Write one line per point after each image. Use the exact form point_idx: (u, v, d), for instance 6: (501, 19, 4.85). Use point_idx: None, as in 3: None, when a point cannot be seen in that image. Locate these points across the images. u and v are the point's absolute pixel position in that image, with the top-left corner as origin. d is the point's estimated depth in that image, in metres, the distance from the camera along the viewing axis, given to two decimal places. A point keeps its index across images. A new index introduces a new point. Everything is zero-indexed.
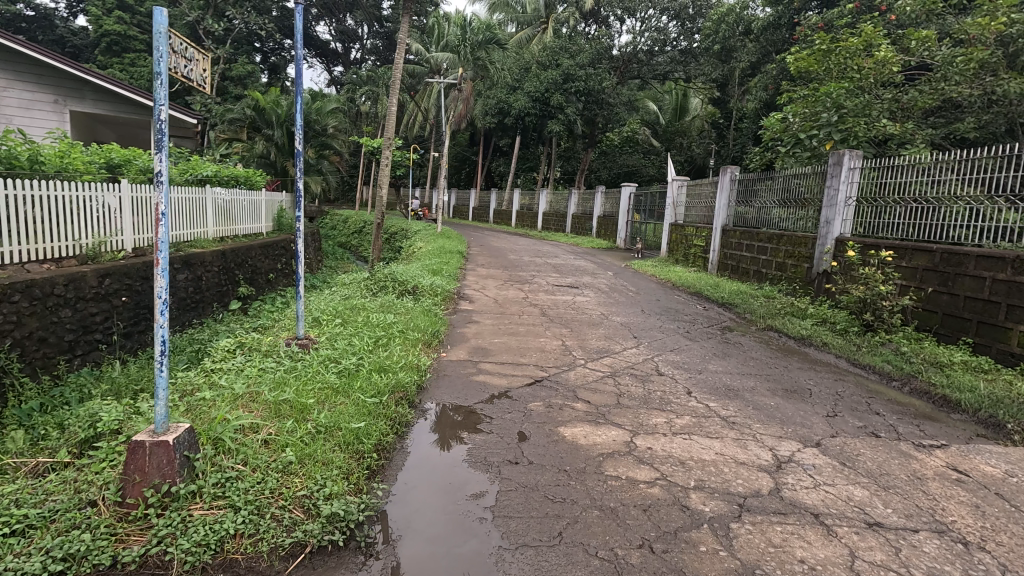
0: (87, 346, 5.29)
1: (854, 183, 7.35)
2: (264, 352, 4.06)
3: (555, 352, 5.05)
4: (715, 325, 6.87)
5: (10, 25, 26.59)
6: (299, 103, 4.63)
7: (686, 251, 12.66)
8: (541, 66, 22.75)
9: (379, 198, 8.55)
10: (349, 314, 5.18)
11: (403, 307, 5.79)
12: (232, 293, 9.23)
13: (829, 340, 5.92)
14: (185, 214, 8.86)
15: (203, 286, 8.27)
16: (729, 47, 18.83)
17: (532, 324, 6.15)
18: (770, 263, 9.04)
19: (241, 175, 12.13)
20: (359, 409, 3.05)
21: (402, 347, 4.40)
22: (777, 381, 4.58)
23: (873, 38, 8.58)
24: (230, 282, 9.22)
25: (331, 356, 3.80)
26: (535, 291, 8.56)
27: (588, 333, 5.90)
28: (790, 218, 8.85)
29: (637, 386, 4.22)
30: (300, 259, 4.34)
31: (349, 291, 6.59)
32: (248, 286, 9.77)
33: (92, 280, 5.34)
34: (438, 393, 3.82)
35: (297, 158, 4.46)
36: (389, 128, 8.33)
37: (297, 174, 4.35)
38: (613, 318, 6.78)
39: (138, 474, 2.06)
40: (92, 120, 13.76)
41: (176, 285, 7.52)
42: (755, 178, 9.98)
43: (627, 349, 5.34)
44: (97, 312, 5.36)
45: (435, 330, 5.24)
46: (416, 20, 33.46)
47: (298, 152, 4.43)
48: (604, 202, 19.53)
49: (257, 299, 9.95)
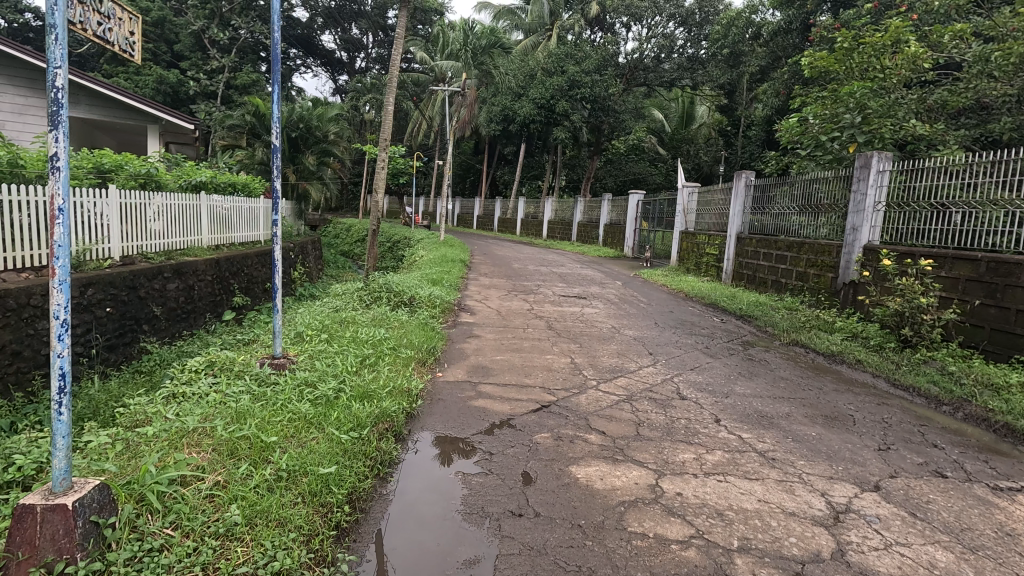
0: None
1: (882, 187, 6.84)
2: (235, 374, 3.57)
3: (563, 372, 4.55)
4: (736, 340, 6.36)
5: (18, 35, 26.62)
6: (278, 92, 4.10)
7: (697, 260, 12.16)
8: (546, 74, 22.39)
9: (377, 204, 8.07)
10: (336, 329, 4.70)
11: (398, 320, 5.30)
12: (226, 303, 8.79)
13: (863, 358, 5.41)
14: (178, 220, 8.44)
15: (195, 296, 7.82)
16: (738, 52, 18.46)
17: (537, 340, 5.65)
18: (791, 272, 8.53)
19: (238, 181, 11.73)
20: (333, 447, 2.56)
21: (392, 368, 3.92)
22: (814, 406, 4.06)
23: (899, 34, 8.09)
24: (224, 291, 8.77)
25: (307, 380, 3.32)
26: (541, 302, 8.09)
27: (599, 349, 5.40)
28: (811, 225, 8.34)
29: (657, 414, 3.70)
30: (279, 269, 3.84)
31: (342, 302, 6.13)
32: (243, 296, 9.32)
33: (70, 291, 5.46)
34: (429, 422, 3.33)
35: (279, 152, 3.82)
36: (388, 130, 7.86)
37: (278, 167, 3.75)
38: (626, 332, 6.28)
39: (25, 550, 1.60)
40: (90, 125, 13.55)
41: (164, 294, 7.08)
42: (772, 184, 9.47)
43: (643, 368, 4.83)
44: None
45: (430, 345, 4.76)
46: (419, 28, 33.25)
47: (278, 146, 3.79)
48: (611, 210, 19.07)
49: (253, 309, 9.51)
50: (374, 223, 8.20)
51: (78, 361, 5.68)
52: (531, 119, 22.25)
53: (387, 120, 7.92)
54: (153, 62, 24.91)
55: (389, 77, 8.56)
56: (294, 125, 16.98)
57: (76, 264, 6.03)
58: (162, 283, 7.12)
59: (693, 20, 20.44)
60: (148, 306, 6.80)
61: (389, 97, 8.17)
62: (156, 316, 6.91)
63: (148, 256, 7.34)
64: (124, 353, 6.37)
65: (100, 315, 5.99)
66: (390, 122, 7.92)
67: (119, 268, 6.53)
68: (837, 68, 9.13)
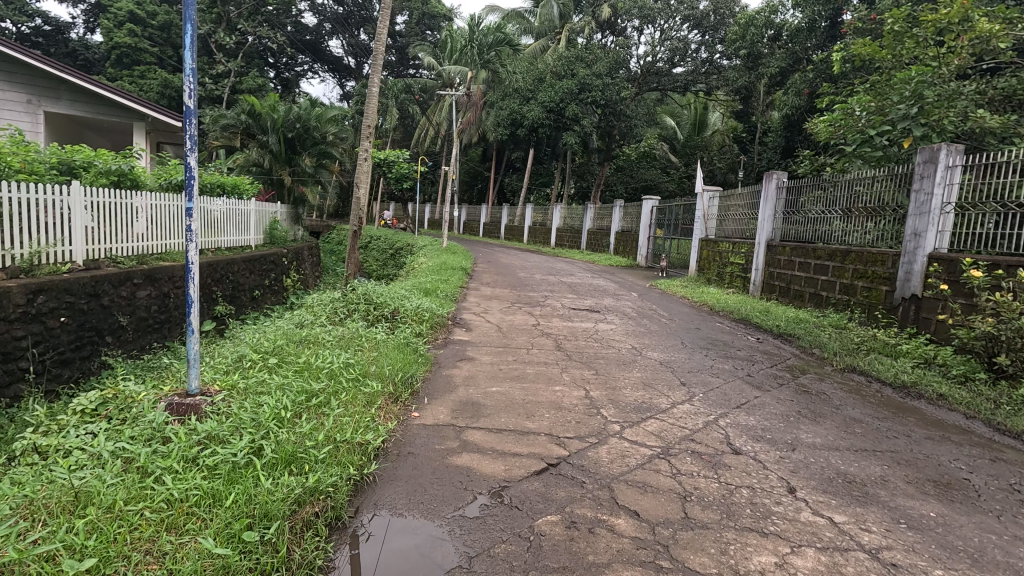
0: (8, 377, 4.64)
1: (952, 185, 5.79)
2: (124, 422, 2.62)
3: (578, 412, 3.52)
4: (781, 366, 5.35)
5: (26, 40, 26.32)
6: (190, 28, 3.09)
7: (720, 270, 11.11)
8: (556, 77, 21.41)
9: (359, 201, 7.07)
10: (289, 352, 3.73)
11: (372, 340, 4.33)
12: (207, 312, 7.87)
13: (947, 392, 4.37)
14: (159, 221, 7.53)
15: (171, 304, 6.91)
16: (756, 54, 17.32)
17: (543, 364, 4.66)
18: (833, 284, 7.47)
19: (227, 182, 10.90)
20: (205, 568, 1.58)
21: (351, 408, 2.95)
22: (914, 466, 3.03)
23: (963, 12, 7.06)
24: (207, 300, 7.87)
25: (215, 431, 2.35)
26: (548, 316, 7.11)
27: (620, 378, 4.37)
28: (859, 232, 7.31)
29: (708, 480, 2.67)
30: (193, 275, 2.82)
31: (312, 316, 5.16)
32: (228, 304, 8.40)
33: (18, 297, 4.68)
34: (389, 494, 2.34)
35: (189, 111, 2.74)
36: (372, 111, 6.89)
37: (189, 125, 2.69)
38: (649, 355, 5.28)
39: None
40: (76, 124, 13.04)
41: (133, 301, 6.16)
42: (809, 185, 8.44)
43: (678, 406, 3.77)
44: (22, 335, 4.72)
45: (408, 374, 3.77)
46: (428, 35, 32.43)
47: (187, 102, 2.70)
48: (622, 217, 18.05)
49: (238, 320, 8.59)
50: (355, 222, 7.18)
51: (21, 379, 4.71)
52: (540, 123, 21.22)
53: (372, 99, 6.95)
54: (158, 67, 24.47)
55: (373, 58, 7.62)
56: (290, 125, 16.17)
57: (28, 267, 5.10)
58: (131, 290, 6.18)
59: (709, 23, 19.47)
60: (114, 315, 5.84)
61: (373, 79, 7.21)
62: (123, 327, 5.97)
63: (117, 261, 6.40)
64: (80, 369, 5.45)
65: (53, 325, 5.04)
66: (374, 105, 6.94)
67: (80, 272, 5.58)
68: (884, 56, 8.16)
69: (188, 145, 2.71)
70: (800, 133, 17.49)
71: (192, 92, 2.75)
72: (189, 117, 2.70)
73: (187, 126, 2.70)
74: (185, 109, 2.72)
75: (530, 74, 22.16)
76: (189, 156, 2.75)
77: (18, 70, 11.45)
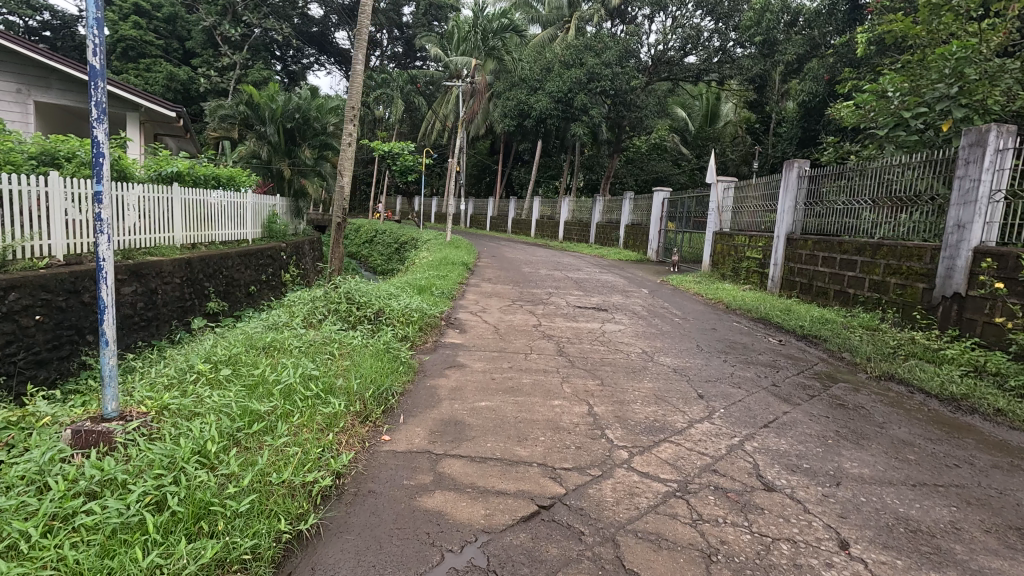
0: None
1: (1003, 170, 5.18)
2: (17, 453, 2.14)
3: (577, 435, 2.99)
4: (809, 374, 4.78)
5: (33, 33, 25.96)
6: None
7: (735, 265, 10.51)
8: (564, 66, 20.70)
9: (342, 190, 6.57)
10: (244, 363, 3.23)
11: (348, 346, 3.84)
12: (198, 309, 7.44)
13: (1007, 408, 3.81)
14: (146, 214, 7.09)
15: (158, 301, 6.50)
16: (772, 40, 16.66)
17: (542, 372, 4.14)
18: (861, 281, 6.87)
19: (223, 174, 10.39)
20: None
21: (302, 436, 2.44)
22: (990, 508, 2.48)
23: None
24: (197, 296, 7.43)
25: (111, 474, 1.86)
26: (552, 314, 6.60)
27: (629, 389, 3.85)
28: (892, 224, 6.70)
29: (737, 531, 2.14)
30: (106, 275, 2.30)
31: (289, 317, 4.66)
32: (220, 301, 7.98)
33: None
34: (331, 552, 1.85)
35: (96, 74, 2.24)
36: (355, 93, 6.38)
37: (94, 88, 2.21)
38: (662, 360, 4.75)
39: None
40: (70, 113, 12.63)
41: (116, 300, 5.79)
42: (834, 173, 7.82)
43: (695, 426, 3.23)
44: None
45: (383, 388, 3.28)
46: (435, 25, 31.82)
47: (93, 61, 2.20)
48: (632, 210, 17.43)
49: (230, 317, 8.16)
50: (339, 213, 6.67)
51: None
52: (548, 113, 20.60)
53: (356, 80, 6.44)
54: (164, 59, 24.08)
55: (357, 38, 7.11)
56: (290, 115, 15.69)
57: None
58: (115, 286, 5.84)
59: (722, 10, 18.57)
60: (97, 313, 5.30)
61: (358, 60, 6.70)
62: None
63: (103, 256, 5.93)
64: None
65: (27, 325, 4.46)
66: (359, 87, 6.42)
67: (59, 267, 5.01)
68: (915, 34, 7.53)
69: (93, 113, 2.22)
70: (817, 122, 16.82)
71: (98, 48, 2.25)
72: (95, 79, 2.21)
73: (92, 90, 2.22)
74: (90, 71, 2.23)
75: (538, 64, 21.48)
76: (97, 128, 2.27)
77: (6, 58, 10.99)
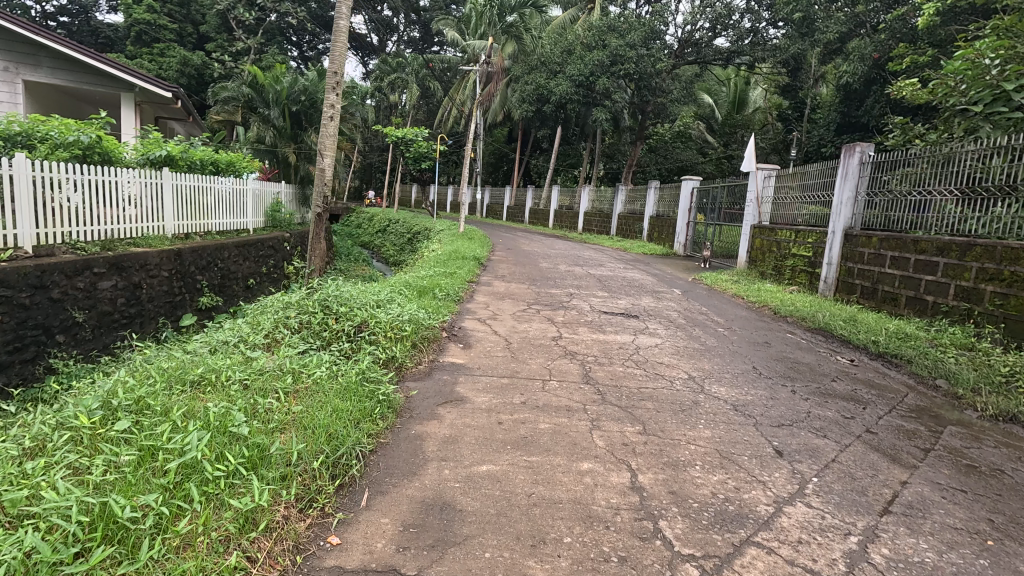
0: None
1: None
2: None
3: (620, 534, 2.01)
4: (906, 410, 3.75)
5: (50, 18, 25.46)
6: None
7: (777, 262, 9.40)
8: (586, 49, 19.48)
9: (323, 173, 5.64)
10: (150, 411, 2.32)
11: (310, 379, 2.91)
12: (190, 305, 6.61)
13: None
14: (134, 201, 6.20)
15: (144, 296, 5.66)
16: (810, 17, 15.02)
17: (565, 412, 3.15)
18: (942, 286, 5.78)
19: (221, 159, 9.49)
20: None
21: (180, 563, 1.54)
22: None
23: None
24: (190, 291, 6.60)
25: None
26: (574, 322, 5.61)
27: (682, 440, 2.87)
28: (983, 220, 5.59)
29: None
30: None
31: (247, 332, 3.73)
32: (214, 295, 7.14)
33: None
34: None
35: None
36: (338, 61, 5.41)
37: None
38: (715, 392, 3.73)
39: None
40: (64, 93, 11.85)
41: (87, 295, 4.92)
42: (904, 159, 6.65)
43: (789, 513, 2.24)
44: None
45: (343, 449, 2.35)
46: (452, 9, 30.70)
47: None
48: (656, 201, 16.26)
49: (225, 314, 7.34)
50: (320, 202, 5.73)
51: None
52: (568, 98, 19.35)
53: (338, 45, 5.46)
54: (177, 44, 23.34)
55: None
56: (295, 97, 14.71)
57: None
58: (90, 281, 4.99)
59: None
60: (68, 309, 4.71)
61: (341, 21, 5.71)
62: (79, 324, 4.83)
63: (80, 246, 5.17)
64: (18, 376, 4.29)
65: None
66: (342, 52, 5.46)
67: None
68: None
69: None
70: (858, 107, 15.46)
71: None
72: None
73: None
74: None
75: (558, 45, 20.23)
76: None
77: None
